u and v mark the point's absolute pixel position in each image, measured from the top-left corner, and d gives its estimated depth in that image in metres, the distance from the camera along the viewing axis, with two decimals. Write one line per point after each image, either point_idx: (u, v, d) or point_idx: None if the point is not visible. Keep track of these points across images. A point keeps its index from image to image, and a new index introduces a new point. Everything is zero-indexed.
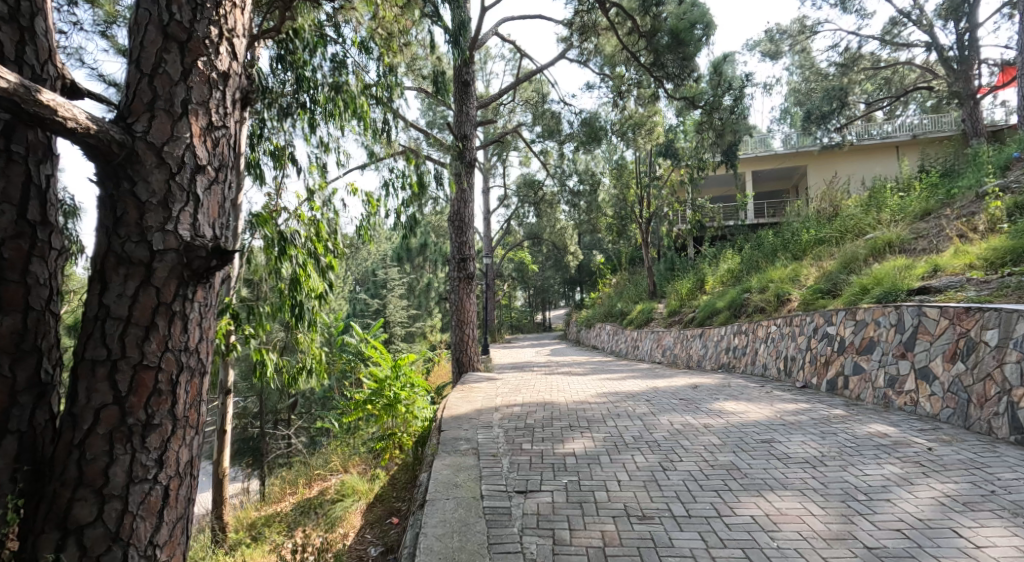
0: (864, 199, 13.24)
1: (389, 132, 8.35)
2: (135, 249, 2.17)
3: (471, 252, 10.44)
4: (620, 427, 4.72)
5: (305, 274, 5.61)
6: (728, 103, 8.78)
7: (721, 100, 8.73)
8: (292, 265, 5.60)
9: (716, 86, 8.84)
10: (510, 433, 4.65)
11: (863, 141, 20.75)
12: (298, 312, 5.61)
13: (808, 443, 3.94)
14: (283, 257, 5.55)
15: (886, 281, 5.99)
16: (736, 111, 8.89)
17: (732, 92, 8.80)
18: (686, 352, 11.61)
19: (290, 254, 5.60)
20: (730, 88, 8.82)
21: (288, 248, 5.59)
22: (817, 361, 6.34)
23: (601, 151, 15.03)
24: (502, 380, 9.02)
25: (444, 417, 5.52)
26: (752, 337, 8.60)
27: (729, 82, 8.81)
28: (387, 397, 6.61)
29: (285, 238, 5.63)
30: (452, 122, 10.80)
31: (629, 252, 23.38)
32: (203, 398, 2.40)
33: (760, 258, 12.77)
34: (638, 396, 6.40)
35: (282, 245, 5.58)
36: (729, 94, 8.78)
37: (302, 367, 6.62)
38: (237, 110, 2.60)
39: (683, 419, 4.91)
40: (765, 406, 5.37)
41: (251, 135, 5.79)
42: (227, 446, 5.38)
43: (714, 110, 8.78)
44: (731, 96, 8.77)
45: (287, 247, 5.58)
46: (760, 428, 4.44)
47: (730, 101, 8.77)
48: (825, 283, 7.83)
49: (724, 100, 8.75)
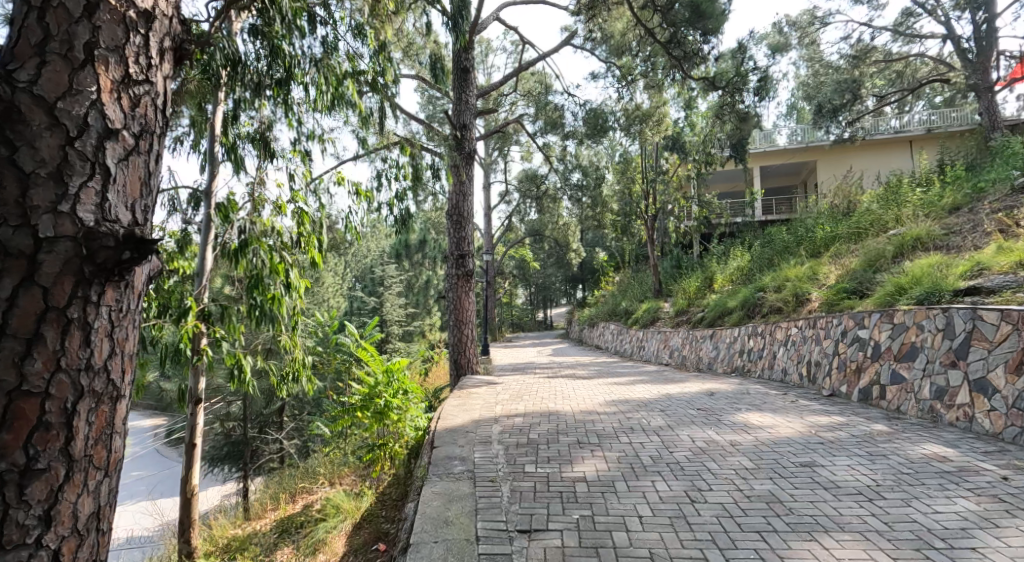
0: (880, 194, 12.68)
1: (384, 120, 7.85)
2: (13, 235, 1.62)
3: (470, 248, 9.88)
4: (635, 444, 4.19)
5: (282, 265, 5.04)
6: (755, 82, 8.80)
7: (747, 77, 8.67)
8: (258, 261, 5.02)
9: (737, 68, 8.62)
10: (511, 451, 4.13)
11: (875, 136, 20.09)
12: (268, 313, 4.95)
13: (857, 468, 3.41)
14: (242, 252, 4.91)
15: (925, 280, 5.44)
16: (761, 91, 8.91)
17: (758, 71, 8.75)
18: (696, 354, 11.08)
19: (252, 246, 4.99)
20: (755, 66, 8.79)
21: (246, 243, 4.99)
22: (846, 368, 5.81)
23: (605, 144, 14.49)
24: (503, 384, 8.49)
25: (439, 429, 5.00)
26: (769, 339, 8.07)
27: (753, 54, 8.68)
28: (377, 406, 6.07)
29: (242, 233, 5.04)
30: (451, 110, 10.21)
31: (633, 249, 22.86)
32: (114, 435, 1.86)
33: (773, 255, 12.24)
34: (651, 404, 5.87)
35: (243, 239, 5.03)
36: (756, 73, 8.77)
37: (288, 373, 5.93)
38: (168, 62, 2.07)
39: (705, 434, 4.39)
40: (794, 419, 4.84)
41: (227, 118, 5.29)
42: (197, 462, 4.87)
43: (739, 90, 8.77)
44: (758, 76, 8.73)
45: (254, 239, 5.01)
46: (794, 446, 3.90)
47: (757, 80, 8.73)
48: (850, 282, 7.30)
49: (750, 79, 8.70)
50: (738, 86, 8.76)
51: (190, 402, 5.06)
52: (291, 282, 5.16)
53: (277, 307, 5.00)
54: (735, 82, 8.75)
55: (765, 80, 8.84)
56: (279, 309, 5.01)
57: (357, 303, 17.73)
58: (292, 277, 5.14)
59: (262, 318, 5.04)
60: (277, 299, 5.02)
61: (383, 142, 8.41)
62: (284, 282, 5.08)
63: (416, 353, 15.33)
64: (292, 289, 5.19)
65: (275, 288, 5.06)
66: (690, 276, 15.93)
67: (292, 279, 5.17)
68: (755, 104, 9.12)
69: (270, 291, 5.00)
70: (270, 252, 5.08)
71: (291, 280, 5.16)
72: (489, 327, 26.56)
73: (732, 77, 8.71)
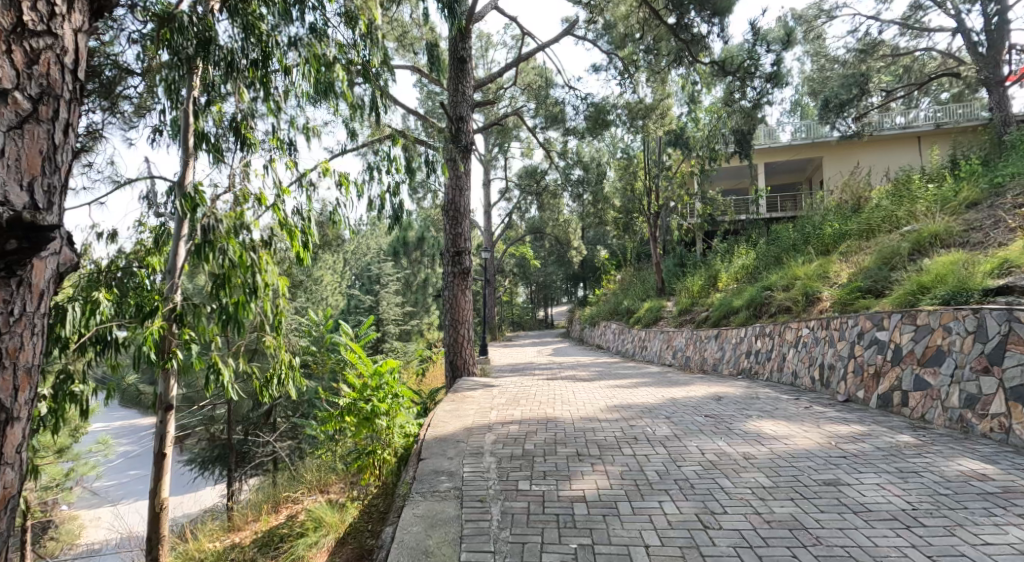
0: (889, 190, 12.33)
1: (375, 111, 7.51)
2: None
3: (466, 245, 9.53)
4: (640, 457, 3.85)
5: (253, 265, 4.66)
6: (767, 67, 8.66)
7: (759, 61, 8.62)
8: (217, 262, 4.59)
9: (749, 51, 8.59)
10: (504, 464, 3.78)
11: (882, 132, 19.70)
12: (234, 317, 4.60)
13: (888, 488, 3.06)
14: (207, 250, 4.50)
15: (950, 278, 5.08)
16: (773, 79, 8.69)
17: (772, 56, 8.49)
18: (700, 355, 10.73)
19: (218, 244, 4.57)
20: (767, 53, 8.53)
21: (212, 241, 4.56)
22: (863, 372, 5.47)
23: (606, 139, 14.16)
24: (500, 386, 8.15)
25: (429, 437, 4.65)
26: (778, 340, 7.72)
27: (772, 40, 8.35)
28: (364, 410, 5.72)
29: (206, 231, 4.59)
30: (447, 102, 9.84)
31: (635, 246, 22.50)
32: (11, 428, 1.93)
33: (780, 253, 11.88)
34: (656, 410, 5.52)
35: (208, 237, 4.58)
36: (769, 58, 8.61)
37: (271, 376, 5.54)
38: (79, 13, 2.09)
39: (715, 446, 4.04)
40: (811, 427, 4.50)
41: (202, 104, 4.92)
42: (167, 472, 4.54)
43: (752, 74, 8.75)
44: (770, 62, 8.51)
45: (224, 236, 4.59)
46: (815, 461, 3.56)
47: (770, 66, 8.55)
48: (864, 280, 6.95)
49: (762, 65, 8.58)
50: (751, 69, 8.73)
51: (160, 409, 4.59)
52: (258, 282, 4.72)
53: (244, 309, 4.64)
54: (746, 66, 8.74)
55: (781, 67, 8.66)
56: (246, 312, 4.65)
57: (354, 300, 17.07)
58: (261, 276, 4.73)
59: (232, 321, 4.67)
60: (242, 303, 4.63)
61: (377, 134, 8.07)
62: (254, 281, 4.68)
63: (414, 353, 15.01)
64: (265, 288, 4.79)
65: (241, 290, 4.67)
66: (694, 274, 15.58)
67: (263, 277, 4.77)
68: (770, 91, 8.89)
69: (237, 294, 4.64)
70: (239, 249, 4.69)
71: (262, 281, 4.76)
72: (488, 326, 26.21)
73: (744, 61, 8.70)
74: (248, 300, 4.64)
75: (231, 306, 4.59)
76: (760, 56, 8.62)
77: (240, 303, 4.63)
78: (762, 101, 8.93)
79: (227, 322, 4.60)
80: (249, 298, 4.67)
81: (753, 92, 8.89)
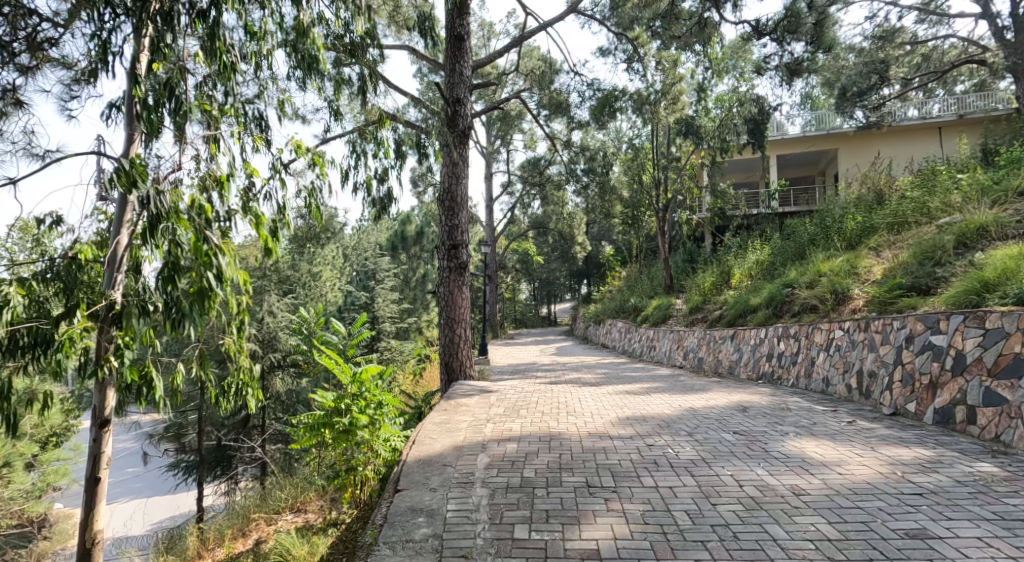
0: (915, 181, 11.57)
1: (362, 90, 6.84)
2: None
3: (464, 238, 8.82)
4: (664, 491, 3.15)
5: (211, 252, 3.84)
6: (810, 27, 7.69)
7: (803, 16, 7.52)
8: (161, 247, 3.76)
9: (789, 8, 7.51)
10: (497, 499, 3.10)
11: (903, 122, 18.85)
12: (188, 315, 3.79)
13: (994, 545, 2.36)
14: (153, 228, 3.68)
15: (1021, 272, 4.34)
16: (816, 41, 7.73)
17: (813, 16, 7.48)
18: (714, 357, 10.01)
19: (165, 223, 3.75)
20: (813, 6, 7.56)
21: (158, 220, 3.72)
22: (915, 382, 4.77)
23: (610, 129, 13.45)
24: (499, 391, 7.48)
25: (411, 459, 3.95)
26: (806, 342, 7.00)
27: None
28: (343, 423, 5.02)
29: (149, 209, 3.74)
30: (443, 84, 9.07)
31: (641, 242, 21.81)
32: None
33: (800, 248, 11.13)
34: (676, 425, 4.81)
35: (154, 216, 3.71)
36: (812, 14, 7.56)
37: (227, 385, 5.06)
38: None
39: (755, 474, 3.35)
40: (866, 450, 3.79)
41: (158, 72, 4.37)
42: (100, 500, 3.87)
43: (793, 33, 7.60)
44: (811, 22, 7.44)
45: (173, 215, 3.77)
46: (886, 500, 2.86)
47: (811, 28, 7.60)
48: (906, 276, 6.23)
49: (803, 25, 7.63)
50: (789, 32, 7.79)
51: (93, 424, 3.86)
52: (223, 271, 3.89)
53: (203, 305, 3.82)
54: (786, 24, 7.62)
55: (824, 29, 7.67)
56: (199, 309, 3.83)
57: (350, 298, 16.35)
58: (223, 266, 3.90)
59: (184, 321, 3.85)
60: (206, 292, 3.83)
61: (367, 116, 7.38)
62: (215, 271, 3.85)
63: (411, 354, 14.31)
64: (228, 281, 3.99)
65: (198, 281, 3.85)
66: (705, 270, 14.86)
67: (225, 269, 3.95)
68: (813, 53, 7.89)
69: (196, 283, 3.82)
70: (192, 232, 3.88)
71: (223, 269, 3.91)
72: (490, 323, 25.53)
73: (783, 18, 7.60)
74: (211, 289, 3.85)
75: (183, 299, 3.81)
76: (802, 10, 7.54)
77: (203, 290, 3.83)
78: (801, 68, 7.98)
79: (176, 320, 3.80)
80: (212, 287, 3.86)
81: (791, 56, 7.89)
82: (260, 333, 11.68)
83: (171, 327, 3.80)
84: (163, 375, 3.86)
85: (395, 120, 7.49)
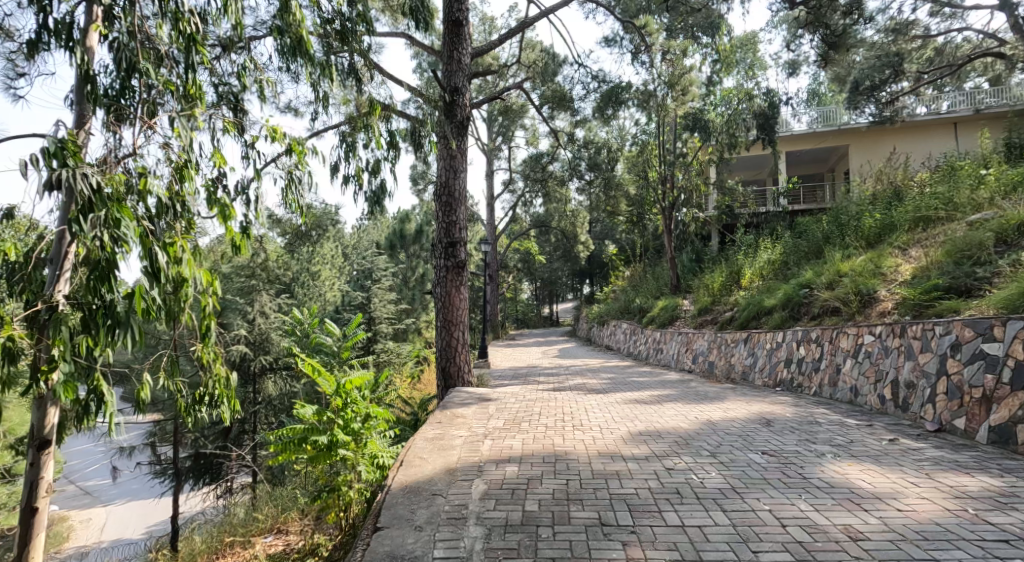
0: (937, 176, 11.02)
1: (353, 76, 6.37)
2: None
3: (461, 235, 8.34)
4: (693, 532, 2.65)
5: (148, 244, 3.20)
6: None
7: None
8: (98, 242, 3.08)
9: None
10: (494, 543, 2.60)
11: (918, 117, 18.26)
12: (125, 323, 3.18)
13: None
14: (84, 219, 2.98)
15: None
16: None
17: None
18: (726, 361, 9.48)
19: (97, 212, 3.04)
20: None
21: (88, 210, 3.02)
22: (965, 396, 4.26)
23: (615, 122, 12.91)
24: (500, 399, 6.99)
25: (396, 486, 3.45)
26: (830, 346, 6.49)
27: None
28: (326, 438, 4.53)
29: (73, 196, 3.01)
30: (440, 73, 8.56)
31: (646, 242, 21.32)
32: None
33: (816, 247, 10.60)
34: (696, 442, 4.31)
35: (82, 206, 3.02)
36: None
37: (202, 395, 4.53)
38: None
39: (799, 510, 2.86)
40: (921, 477, 3.29)
41: (117, 48, 3.93)
42: (37, 533, 3.41)
43: None
44: None
45: (112, 203, 3.10)
46: (965, 551, 2.37)
47: None
48: (943, 276, 5.72)
49: None
50: None
51: (30, 445, 3.38)
52: (159, 266, 3.28)
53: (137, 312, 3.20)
54: None
55: None
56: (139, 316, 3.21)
57: (347, 298, 15.89)
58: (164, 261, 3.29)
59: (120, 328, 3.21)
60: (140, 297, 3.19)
61: (358, 105, 6.90)
62: (152, 266, 3.24)
63: (409, 357, 13.80)
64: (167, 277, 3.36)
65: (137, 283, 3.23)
66: (713, 270, 14.36)
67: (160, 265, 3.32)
68: None
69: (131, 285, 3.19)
70: (137, 224, 3.22)
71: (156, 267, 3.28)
72: (492, 323, 25.05)
73: None
74: (145, 290, 3.22)
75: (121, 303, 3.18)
76: None
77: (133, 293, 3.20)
78: None
79: (109, 328, 3.17)
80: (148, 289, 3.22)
81: None
82: (251, 335, 11.22)
83: (104, 335, 3.18)
84: (109, 390, 3.31)
85: (388, 110, 6.98)
